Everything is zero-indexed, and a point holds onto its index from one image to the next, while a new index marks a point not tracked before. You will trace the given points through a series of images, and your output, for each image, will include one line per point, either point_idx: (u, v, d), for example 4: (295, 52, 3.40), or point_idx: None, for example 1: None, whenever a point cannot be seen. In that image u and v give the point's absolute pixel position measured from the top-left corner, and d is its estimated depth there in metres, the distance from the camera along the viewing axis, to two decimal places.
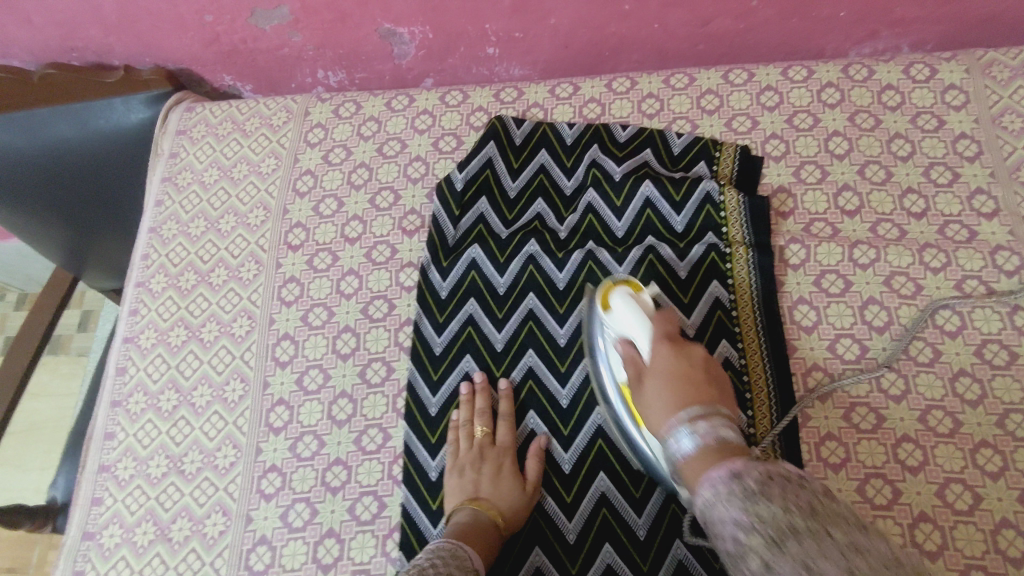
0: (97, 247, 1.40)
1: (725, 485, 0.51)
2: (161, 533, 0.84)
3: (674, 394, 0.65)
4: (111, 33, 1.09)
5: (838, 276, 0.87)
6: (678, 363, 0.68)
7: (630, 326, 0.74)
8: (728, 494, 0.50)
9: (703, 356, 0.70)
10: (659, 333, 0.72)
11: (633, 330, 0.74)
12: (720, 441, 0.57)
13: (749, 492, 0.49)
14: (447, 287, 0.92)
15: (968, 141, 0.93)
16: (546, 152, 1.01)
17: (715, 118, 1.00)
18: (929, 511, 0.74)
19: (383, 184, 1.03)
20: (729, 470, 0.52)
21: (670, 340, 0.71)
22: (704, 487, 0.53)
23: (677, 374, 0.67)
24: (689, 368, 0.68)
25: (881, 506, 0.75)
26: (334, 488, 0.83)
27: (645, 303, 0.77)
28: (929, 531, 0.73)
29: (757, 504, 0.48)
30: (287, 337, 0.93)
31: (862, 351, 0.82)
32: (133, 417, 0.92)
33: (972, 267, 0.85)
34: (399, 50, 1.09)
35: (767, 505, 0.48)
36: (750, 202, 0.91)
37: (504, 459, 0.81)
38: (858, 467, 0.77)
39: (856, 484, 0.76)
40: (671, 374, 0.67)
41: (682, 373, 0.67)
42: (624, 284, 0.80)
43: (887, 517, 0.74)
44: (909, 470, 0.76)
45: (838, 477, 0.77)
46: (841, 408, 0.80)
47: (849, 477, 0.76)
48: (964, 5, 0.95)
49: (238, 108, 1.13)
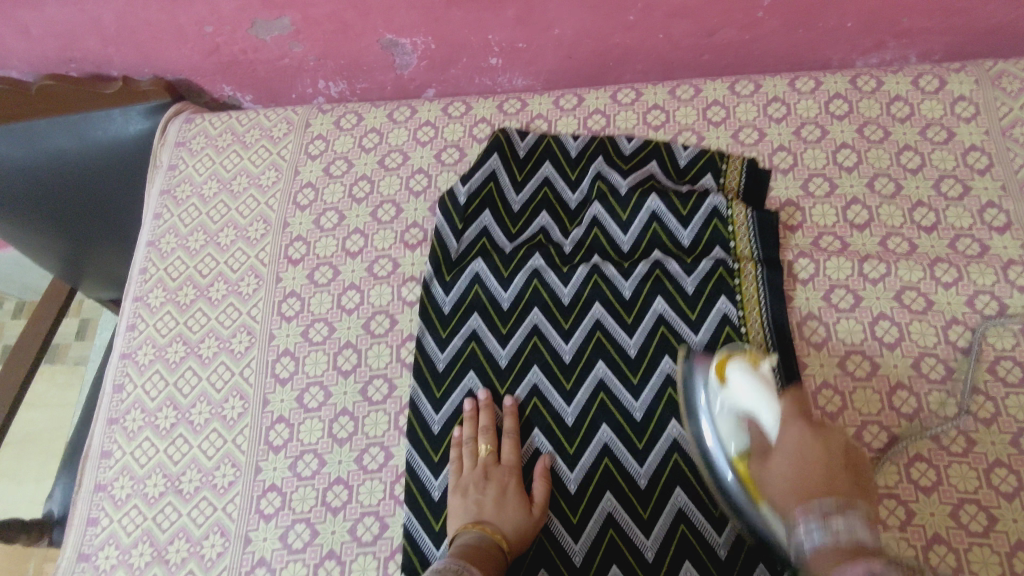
0: (89, 273, 1.31)
1: None
2: (159, 555, 0.74)
3: (801, 483, 0.56)
4: (109, 44, 0.98)
5: (919, 293, 0.76)
6: (813, 440, 0.58)
7: (750, 399, 0.64)
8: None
9: (842, 439, 0.60)
10: (786, 410, 0.61)
11: (756, 406, 0.63)
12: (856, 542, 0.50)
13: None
14: (451, 301, 0.82)
15: (979, 153, 0.83)
16: (550, 165, 0.89)
17: (721, 130, 0.89)
18: None
19: (385, 197, 0.91)
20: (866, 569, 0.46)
21: (803, 418, 0.60)
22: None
23: (807, 459, 0.57)
24: (822, 452, 0.57)
25: (978, 533, 0.65)
26: (335, 509, 0.74)
27: (767, 376, 0.65)
28: None
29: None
30: (287, 353, 0.83)
31: (947, 372, 0.72)
32: (130, 435, 0.81)
33: (983, 282, 0.76)
34: (400, 61, 0.98)
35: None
36: (759, 217, 0.81)
37: (507, 477, 0.71)
38: (951, 491, 0.67)
39: (949, 509, 0.66)
40: (800, 453, 0.58)
41: (815, 460, 0.57)
42: (742, 352, 0.68)
43: (985, 545, 0.65)
44: (1004, 496, 0.66)
45: (929, 500, 0.67)
46: (929, 428, 0.70)
47: (941, 501, 0.67)
48: (970, 15, 0.86)
49: (238, 120, 1.01)
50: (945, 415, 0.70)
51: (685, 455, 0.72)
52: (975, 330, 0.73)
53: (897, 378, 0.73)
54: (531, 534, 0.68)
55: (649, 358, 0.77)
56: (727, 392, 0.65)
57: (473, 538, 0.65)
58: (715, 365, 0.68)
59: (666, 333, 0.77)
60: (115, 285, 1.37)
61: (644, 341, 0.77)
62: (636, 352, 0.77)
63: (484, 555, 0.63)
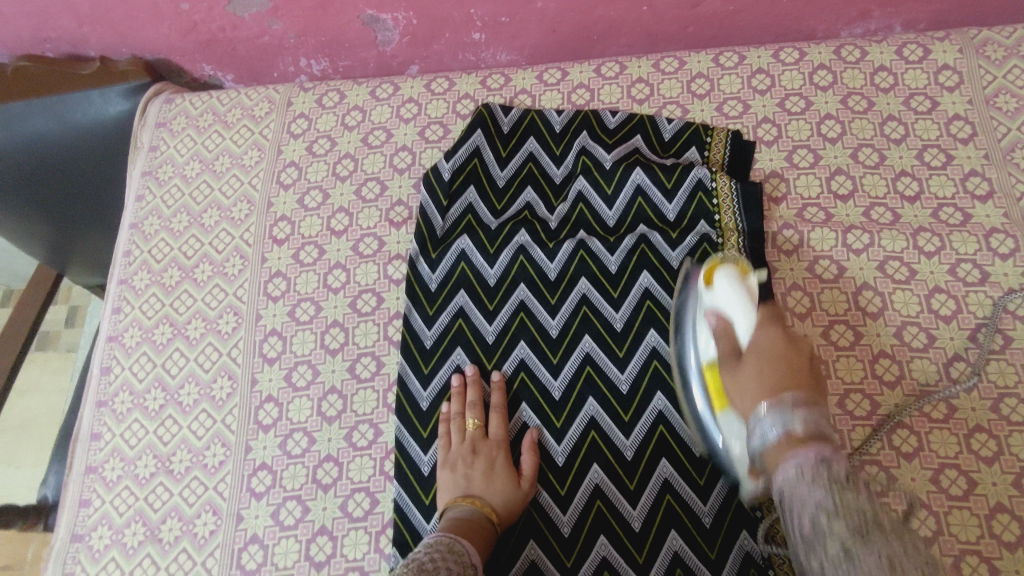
0: (75, 259, 1.30)
1: (811, 467, 0.47)
2: (151, 534, 0.75)
3: (768, 381, 0.56)
4: (84, 22, 0.97)
5: (902, 263, 0.76)
6: (784, 348, 0.59)
7: (730, 305, 0.65)
8: (813, 467, 0.47)
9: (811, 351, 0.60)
10: (764, 316, 0.63)
11: (733, 310, 0.65)
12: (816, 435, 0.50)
13: (839, 478, 0.46)
14: (437, 279, 0.82)
15: (962, 122, 0.83)
16: (535, 140, 0.89)
17: (706, 103, 0.89)
18: (1006, 502, 0.66)
19: (368, 175, 0.90)
20: (817, 455, 0.47)
21: (778, 325, 0.62)
22: (786, 466, 0.48)
23: (775, 357, 0.58)
24: (789, 354, 0.58)
25: (956, 497, 0.67)
26: (325, 485, 0.74)
27: (753, 287, 0.66)
28: (1007, 522, 0.65)
29: (847, 492, 0.45)
30: (274, 333, 0.82)
31: (929, 340, 0.73)
32: (119, 418, 0.81)
33: (966, 250, 0.76)
34: (382, 38, 0.96)
35: (856, 499, 0.44)
36: (743, 189, 0.80)
37: (494, 453, 0.72)
38: (932, 456, 0.68)
39: (930, 474, 0.68)
40: (774, 355, 0.58)
41: (784, 361, 0.58)
42: (733, 261, 0.69)
43: (964, 508, 0.66)
44: (983, 461, 0.68)
45: (911, 466, 0.68)
46: (911, 396, 0.71)
47: (922, 467, 0.68)
48: None
49: (218, 98, 0.99)
50: (925, 383, 0.72)
51: (670, 427, 0.73)
52: (957, 298, 0.74)
53: (879, 347, 0.73)
54: (517, 509, 0.69)
55: (634, 332, 0.77)
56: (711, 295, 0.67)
57: (466, 510, 0.67)
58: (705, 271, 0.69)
59: (651, 307, 0.78)
60: (102, 272, 1.36)
61: (629, 315, 0.78)
62: (621, 326, 0.77)
63: (477, 532, 0.64)
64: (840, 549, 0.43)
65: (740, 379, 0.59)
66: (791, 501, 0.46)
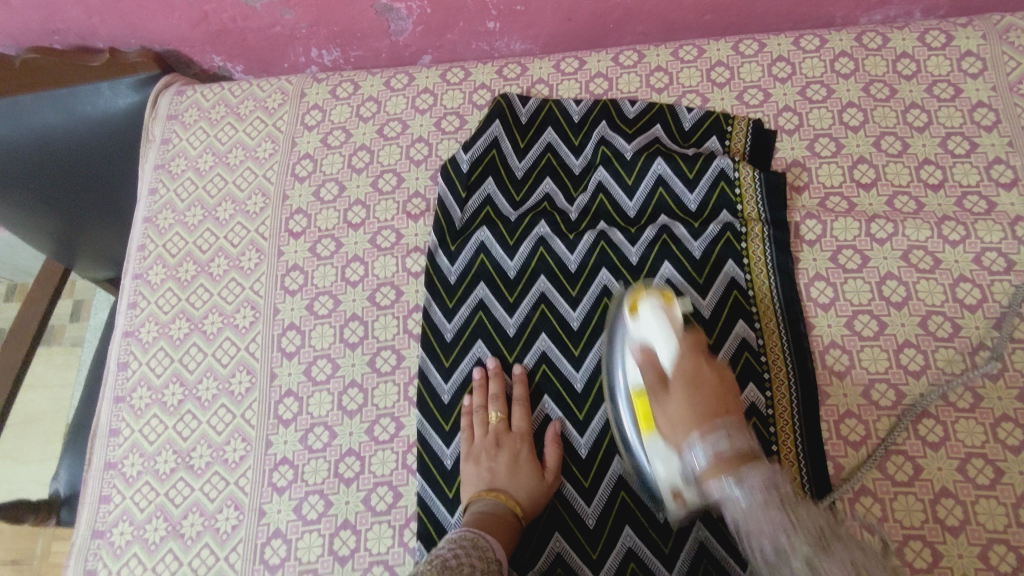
0: (82, 254, 1.29)
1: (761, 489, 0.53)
2: (173, 530, 0.74)
3: (699, 416, 0.59)
4: (93, 14, 0.95)
5: (927, 252, 0.76)
6: (704, 373, 0.63)
7: (658, 337, 0.64)
8: (763, 494, 0.53)
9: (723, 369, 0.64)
10: (686, 348, 0.64)
11: (658, 343, 0.64)
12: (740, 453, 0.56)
13: (787, 497, 0.53)
14: (456, 271, 0.81)
15: (986, 110, 0.82)
16: (553, 130, 0.88)
17: (726, 91, 0.88)
18: None
19: (385, 167, 0.89)
20: (759, 475, 0.54)
21: (697, 353, 0.64)
22: (737, 489, 0.53)
23: (700, 386, 0.61)
24: (712, 382, 0.62)
25: (983, 487, 0.66)
26: (347, 480, 0.74)
27: (677, 317, 0.66)
28: None
29: (797, 507, 0.52)
30: (293, 327, 0.82)
31: (954, 330, 0.73)
32: (138, 413, 0.81)
33: (991, 239, 0.75)
34: (396, 27, 0.95)
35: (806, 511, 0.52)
36: (766, 179, 0.80)
37: (516, 445, 0.71)
38: (958, 446, 0.68)
39: (956, 464, 0.67)
40: (700, 386, 0.61)
41: (709, 389, 0.61)
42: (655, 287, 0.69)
43: (990, 498, 0.66)
44: (1010, 450, 0.67)
45: (937, 456, 0.68)
46: (936, 385, 0.71)
47: (948, 456, 0.68)
48: None
49: (230, 90, 0.98)
50: (952, 372, 0.71)
51: None
52: (982, 287, 0.74)
53: (904, 336, 0.73)
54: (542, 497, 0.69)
55: None
56: (636, 326, 0.66)
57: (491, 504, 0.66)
58: (630, 299, 0.68)
59: None
60: (110, 265, 1.35)
61: None
62: None
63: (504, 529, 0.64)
64: (804, 562, 0.49)
65: (670, 409, 0.61)
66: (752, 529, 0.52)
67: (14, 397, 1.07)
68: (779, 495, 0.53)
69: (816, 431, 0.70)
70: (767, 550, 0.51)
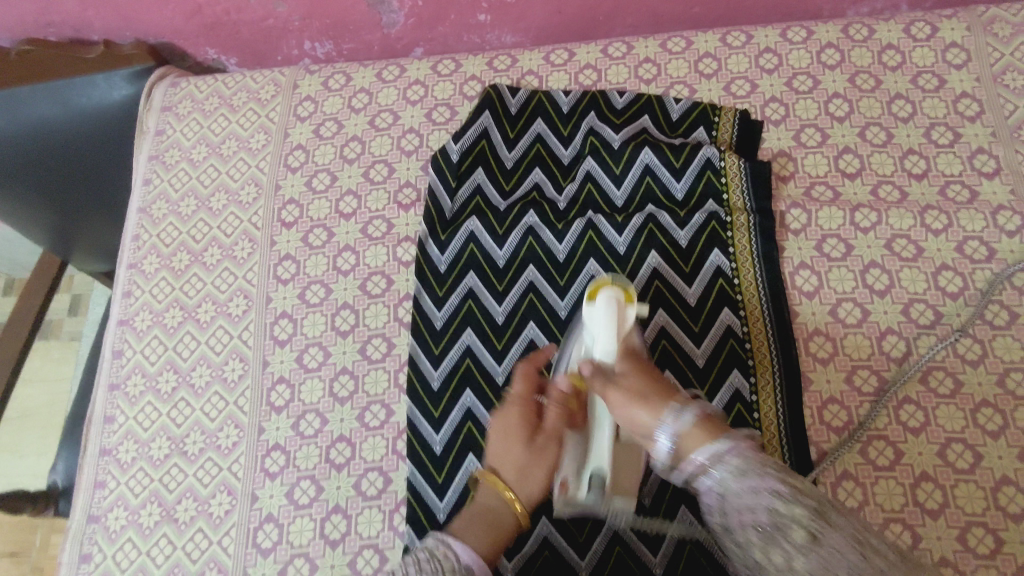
0: (78, 247, 1.30)
1: (752, 458, 0.50)
2: (167, 514, 0.76)
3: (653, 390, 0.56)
4: (88, 6, 0.96)
5: (909, 241, 0.77)
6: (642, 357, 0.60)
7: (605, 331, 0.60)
8: (756, 462, 0.50)
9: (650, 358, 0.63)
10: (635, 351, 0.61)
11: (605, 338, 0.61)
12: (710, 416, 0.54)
13: (778, 465, 0.51)
14: (446, 261, 0.82)
15: (970, 100, 0.83)
16: (542, 121, 0.89)
17: (714, 82, 0.88)
18: (1011, 474, 0.67)
19: (376, 157, 0.90)
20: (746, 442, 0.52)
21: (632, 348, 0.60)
22: (721, 452, 0.51)
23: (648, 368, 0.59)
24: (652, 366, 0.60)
25: (962, 470, 0.67)
26: (338, 465, 0.75)
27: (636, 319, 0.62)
28: (1012, 494, 0.66)
29: (791, 476, 0.50)
30: (285, 316, 0.83)
31: (936, 317, 0.74)
32: (133, 400, 0.82)
33: (973, 228, 0.76)
34: (387, 19, 0.96)
35: (801, 479, 0.50)
36: (752, 168, 0.81)
37: (507, 416, 0.62)
38: (938, 431, 0.69)
39: (936, 449, 0.68)
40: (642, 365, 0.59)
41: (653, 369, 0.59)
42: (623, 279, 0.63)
43: (969, 482, 0.67)
44: (989, 435, 0.68)
45: (917, 441, 0.69)
46: (918, 372, 0.72)
47: (929, 441, 0.69)
48: None
49: (224, 82, 0.99)
50: (933, 358, 0.72)
51: None
52: (963, 274, 0.75)
53: (886, 324, 0.74)
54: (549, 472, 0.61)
55: None
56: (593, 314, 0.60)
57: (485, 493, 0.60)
58: (593, 287, 0.61)
59: (660, 286, 0.78)
60: (107, 258, 1.35)
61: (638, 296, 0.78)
62: None
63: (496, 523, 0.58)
64: (805, 533, 0.46)
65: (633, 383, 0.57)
66: (739, 494, 0.49)
67: (11, 389, 1.07)
68: (770, 463, 0.50)
69: (799, 416, 0.71)
70: (759, 515, 0.48)
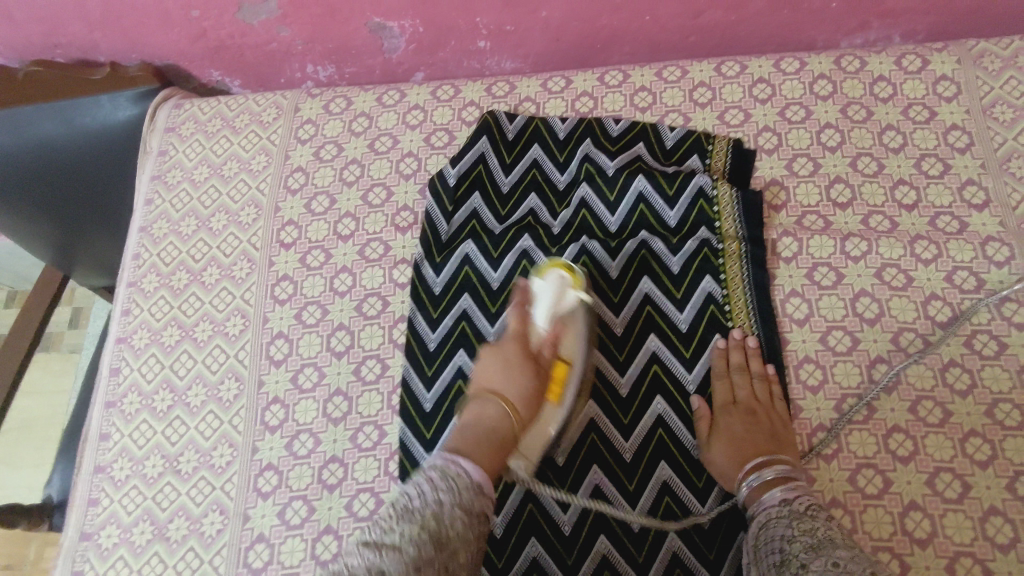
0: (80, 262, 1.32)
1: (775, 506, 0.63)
2: (160, 533, 0.76)
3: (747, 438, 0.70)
4: (95, 29, 0.98)
5: (899, 270, 0.78)
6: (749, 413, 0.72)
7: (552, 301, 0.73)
8: (776, 512, 0.62)
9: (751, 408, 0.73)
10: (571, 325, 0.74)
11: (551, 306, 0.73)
12: (780, 477, 0.66)
13: (798, 512, 0.61)
14: (441, 282, 0.83)
15: (960, 132, 0.84)
16: (538, 147, 0.90)
17: (708, 111, 0.90)
18: (999, 504, 0.67)
19: (375, 180, 0.92)
20: (781, 493, 0.64)
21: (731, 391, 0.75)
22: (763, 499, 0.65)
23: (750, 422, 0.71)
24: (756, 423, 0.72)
25: (951, 500, 0.68)
26: (330, 486, 0.75)
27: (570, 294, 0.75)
28: (1000, 524, 0.66)
29: (804, 521, 0.60)
30: (281, 336, 0.84)
31: (925, 346, 0.74)
32: (128, 418, 0.83)
33: (962, 258, 0.77)
34: (388, 45, 0.98)
35: (810, 523, 0.59)
36: (743, 198, 0.82)
37: (510, 351, 0.70)
38: (928, 460, 0.69)
39: (925, 478, 0.69)
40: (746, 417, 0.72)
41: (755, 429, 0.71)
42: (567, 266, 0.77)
43: (958, 511, 0.67)
44: (978, 464, 0.69)
45: (907, 470, 0.69)
46: (907, 400, 0.72)
47: (918, 470, 0.69)
48: None
49: (227, 104, 1.01)
50: (922, 387, 0.73)
51: (668, 430, 0.75)
52: (952, 304, 0.75)
53: (876, 352, 0.75)
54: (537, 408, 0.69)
55: (635, 336, 0.78)
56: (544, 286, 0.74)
57: (479, 407, 0.66)
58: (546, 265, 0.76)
59: (652, 311, 0.79)
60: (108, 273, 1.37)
61: (630, 321, 0.79)
62: (622, 330, 0.79)
63: (484, 431, 0.63)
64: (797, 563, 0.55)
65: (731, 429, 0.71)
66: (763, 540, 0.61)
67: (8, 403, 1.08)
68: (786, 511, 0.62)
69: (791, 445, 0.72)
70: (775, 556, 0.58)
